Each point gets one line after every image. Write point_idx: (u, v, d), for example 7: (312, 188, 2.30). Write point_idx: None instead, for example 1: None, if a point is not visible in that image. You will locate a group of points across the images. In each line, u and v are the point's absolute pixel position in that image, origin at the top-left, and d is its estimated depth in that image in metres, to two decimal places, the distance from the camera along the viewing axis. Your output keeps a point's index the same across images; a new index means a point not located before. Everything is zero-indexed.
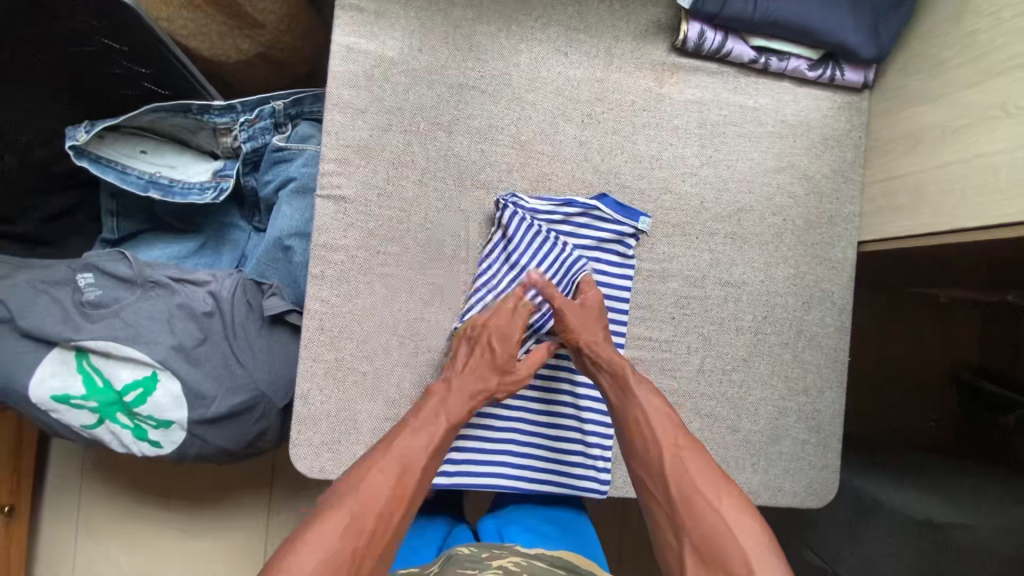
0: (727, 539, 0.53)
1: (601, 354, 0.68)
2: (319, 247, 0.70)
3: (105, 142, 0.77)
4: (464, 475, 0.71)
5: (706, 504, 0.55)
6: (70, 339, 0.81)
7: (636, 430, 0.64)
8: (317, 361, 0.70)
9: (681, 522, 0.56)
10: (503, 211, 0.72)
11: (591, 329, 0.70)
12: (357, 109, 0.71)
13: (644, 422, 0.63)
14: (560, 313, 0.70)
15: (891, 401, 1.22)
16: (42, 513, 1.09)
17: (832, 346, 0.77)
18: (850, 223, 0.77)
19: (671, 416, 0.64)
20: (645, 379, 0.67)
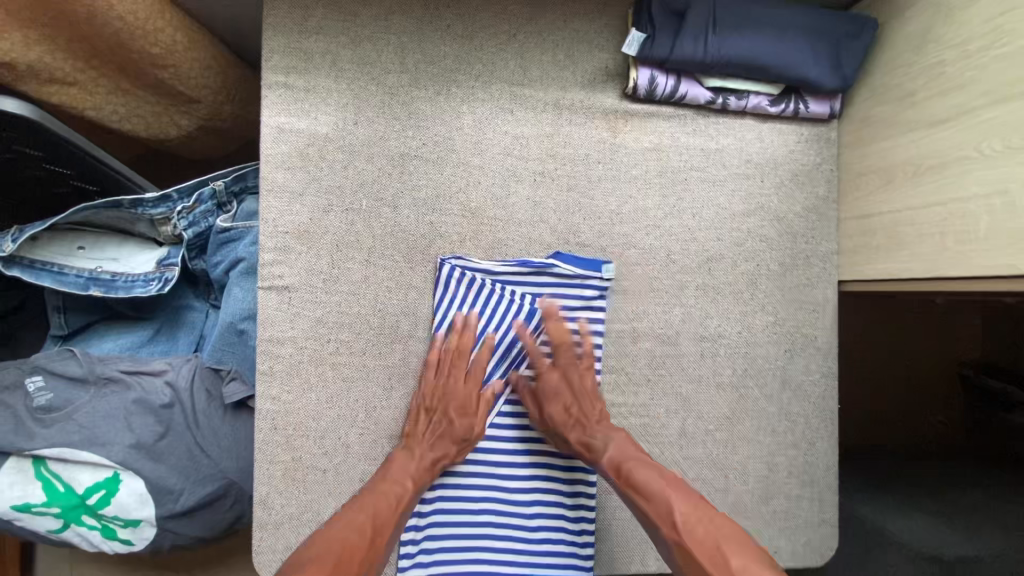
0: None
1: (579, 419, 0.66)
2: (265, 342, 0.66)
3: (39, 243, 0.73)
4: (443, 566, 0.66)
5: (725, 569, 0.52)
6: (25, 448, 0.78)
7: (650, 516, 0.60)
8: (274, 463, 0.66)
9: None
10: (442, 270, 0.68)
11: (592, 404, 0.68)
12: (294, 192, 0.67)
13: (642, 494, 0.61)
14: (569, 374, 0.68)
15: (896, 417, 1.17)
16: None
17: (820, 394, 0.73)
18: (828, 262, 0.73)
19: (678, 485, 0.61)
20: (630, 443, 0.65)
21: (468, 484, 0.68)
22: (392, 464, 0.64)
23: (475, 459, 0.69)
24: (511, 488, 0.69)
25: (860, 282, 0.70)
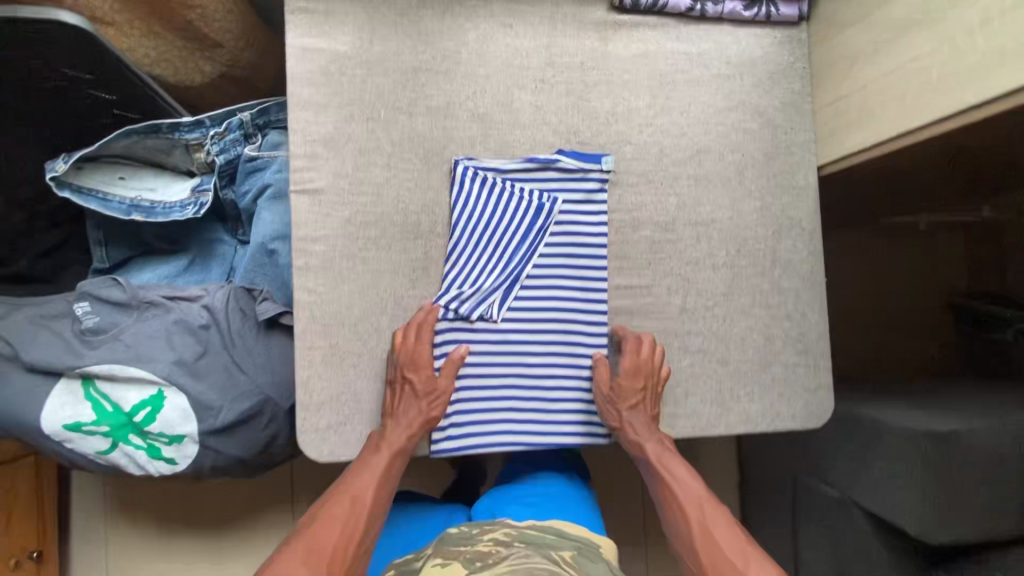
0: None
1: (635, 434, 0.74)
2: (299, 241, 0.73)
3: (84, 173, 0.80)
4: (470, 438, 0.74)
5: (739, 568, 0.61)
6: (74, 367, 0.83)
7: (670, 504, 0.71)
8: (313, 349, 0.72)
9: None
10: (457, 169, 0.75)
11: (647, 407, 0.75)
12: (318, 105, 0.74)
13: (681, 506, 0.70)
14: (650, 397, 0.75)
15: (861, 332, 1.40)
16: (74, 540, 1.31)
17: (808, 269, 0.79)
18: (806, 149, 0.80)
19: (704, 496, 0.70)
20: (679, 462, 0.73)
21: (491, 364, 0.75)
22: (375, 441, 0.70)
23: (498, 340, 0.75)
24: (530, 363, 0.76)
25: (836, 162, 0.78)
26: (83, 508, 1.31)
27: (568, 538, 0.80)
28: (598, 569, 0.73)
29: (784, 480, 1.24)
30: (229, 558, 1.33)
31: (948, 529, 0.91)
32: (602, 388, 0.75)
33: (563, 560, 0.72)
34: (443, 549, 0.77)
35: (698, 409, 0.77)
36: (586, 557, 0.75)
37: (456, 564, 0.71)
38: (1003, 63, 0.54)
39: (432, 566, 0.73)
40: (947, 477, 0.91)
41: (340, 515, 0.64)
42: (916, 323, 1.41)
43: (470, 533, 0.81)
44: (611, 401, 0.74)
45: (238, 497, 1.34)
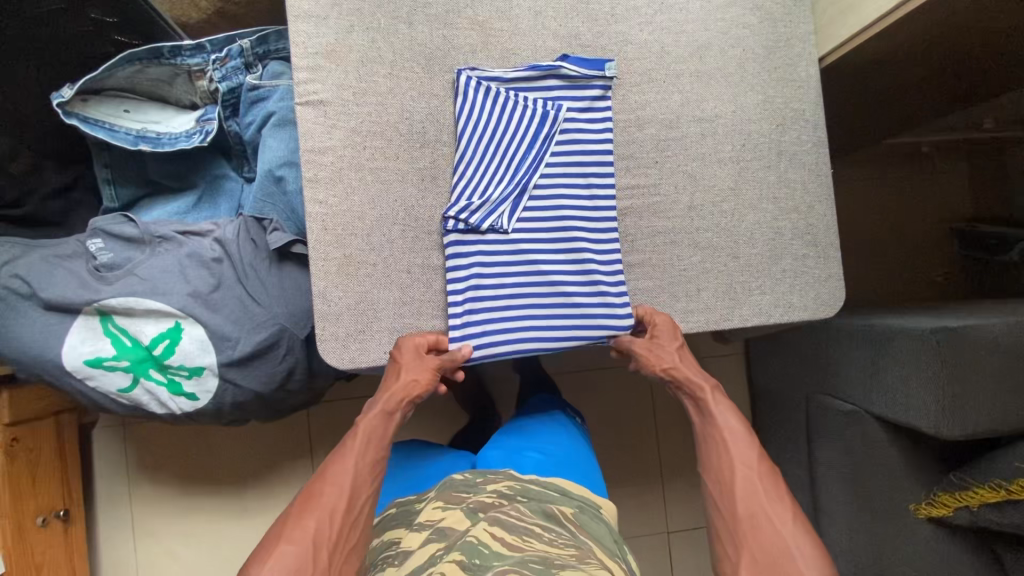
0: (787, 557, 0.57)
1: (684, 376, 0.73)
2: (307, 153, 0.73)
3: (89, 105, 0.81)
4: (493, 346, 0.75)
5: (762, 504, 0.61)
6: (91, 301, 0.84)
7: (716, 449, 0.67)
8: (328, 260, 0.73)
9: (743, 537, 0.60)
10: (459, 77, 0.75)
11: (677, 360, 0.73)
12: (318, 17, 0.74)
13: (720, 444, 0.67)
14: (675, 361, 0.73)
15: (867, 257, 1.41)
16: (98, 503, 1.32)
17: (813, 161, 0.80)
18: (806, 41, 0.80)
19: (746, 436, 0.67)
20: (723, 401, 0.70)
21: (507, 269, 0.76)
22: (362, 421, 0.68)
23: (511, 245, 0.76)
24: (544, 268, 0.76)
25: (836, 50, 0.79)
26: (107, 473, 1.33)
27: (572, 496, 0.82)
28: (598, 530, 0.77)
29: (797, 404, 1.25)
30: (252, 513, 1.34)
31: (964, 424, 0.92)
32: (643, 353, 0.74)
33: (567, 518, 0.76)
34: (447, 493, 0.78)
35: (711, 304, 0.78)
36: (588, 517, 0.79)
37: (458, 511, 0.73)
38: None
39: (435, 509, 0.75)
40: (962, 372, 0.91)
41: (331, 492, 0.61)
42: (921, 246, 1.42)
43: (473, 481, 0.82)
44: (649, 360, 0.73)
45: (258, 454, 1.35)
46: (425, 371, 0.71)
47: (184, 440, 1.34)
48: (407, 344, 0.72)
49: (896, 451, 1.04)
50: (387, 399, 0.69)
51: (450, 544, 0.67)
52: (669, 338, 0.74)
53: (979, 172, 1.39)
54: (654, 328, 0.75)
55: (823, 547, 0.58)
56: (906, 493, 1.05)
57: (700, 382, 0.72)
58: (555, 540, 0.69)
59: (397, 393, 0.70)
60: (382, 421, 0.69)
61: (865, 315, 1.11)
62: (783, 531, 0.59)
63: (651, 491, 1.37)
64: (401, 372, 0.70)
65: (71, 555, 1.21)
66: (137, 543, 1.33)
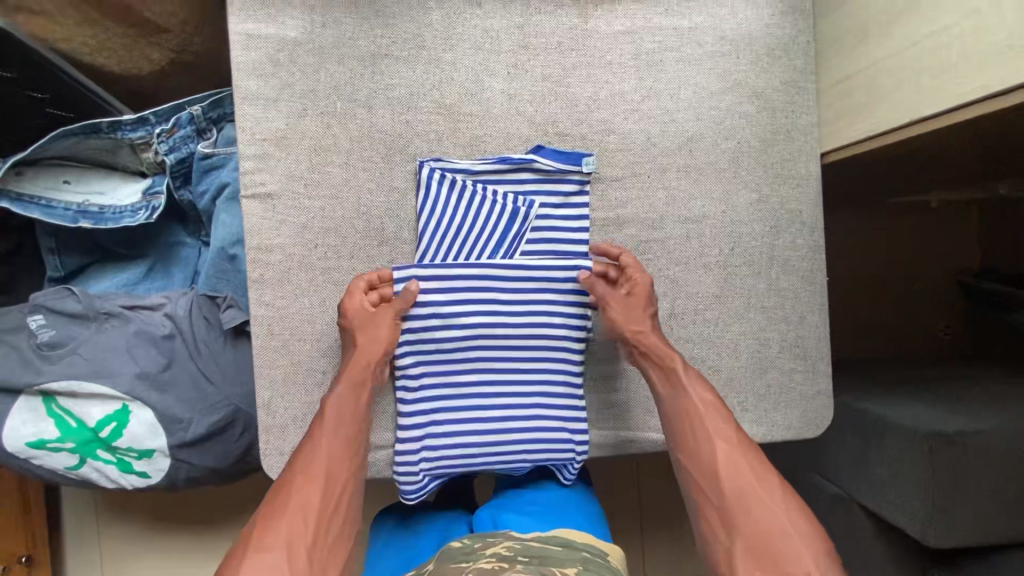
0: (778, 535, 0.55)
1: (653, 346, 0.68)
2: (254, 251, 0.67)
3: (25, 178, 0.74)
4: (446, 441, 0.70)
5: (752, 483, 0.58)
6: (32, 383, 0.80)
7: (691, 421, 0.64)
8: (274, 367, 0.68)
9: (735, 519, 0.57)
10: (420, 171, 0.68)
11: (637, 319, 0.68)
12: (268, 100, 0.67)
13: (696, 422, 0.64)
14: (620, 315, 0.68)
15: (867, 315, 1.35)
16: (65, 539, 1.31)
17: (808, 268, 0.73)
18: (809, 134, 0.73)
19: (718, 405, 0.65)
20: (695, 374, 0.67)
21: (470, 375, 0.70)
22: (327, 401, 0.64)
23: (472, 354, 0.70)
24: (508, 376, 0.71)
25: (841, 149, 0.71)
26: (76, 511, 1.31)
27: (577, 551, 0.75)
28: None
29: (783, 473, 1.20)
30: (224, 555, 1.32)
31: (952, 536, 0.87)
32: (607, 306, 0.69)
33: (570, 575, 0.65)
34: (445, 565, 0.69)
35: None
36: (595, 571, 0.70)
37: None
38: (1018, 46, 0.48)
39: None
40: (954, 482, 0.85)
41: (304, 486, 0.58)
42: (927, 306, 1.35)
43: (472, 547, 0.75)
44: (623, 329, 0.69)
45: (232, 496, 1.32)
46: (384, 326, 0.67)
47: None
48: (353, 300, 0.66)
49: (880, 544, 1.00)
50: (349, 370, 0.65)
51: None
52: (643, 302, 0.69)
53: (991, 231, 1.31)
54: (632, 286, 0.68)
55: (809, 514, 0.57)
56: None
57: (671, 356, 0.67)
58: None
59: (359, 359, 0.66)
60: (349, 393, 0.65)
61: (858, 396, 1.06)
62: (779, 512, 0.56)
63: None
64: (356, 337, 0.66)
65: None
66: None
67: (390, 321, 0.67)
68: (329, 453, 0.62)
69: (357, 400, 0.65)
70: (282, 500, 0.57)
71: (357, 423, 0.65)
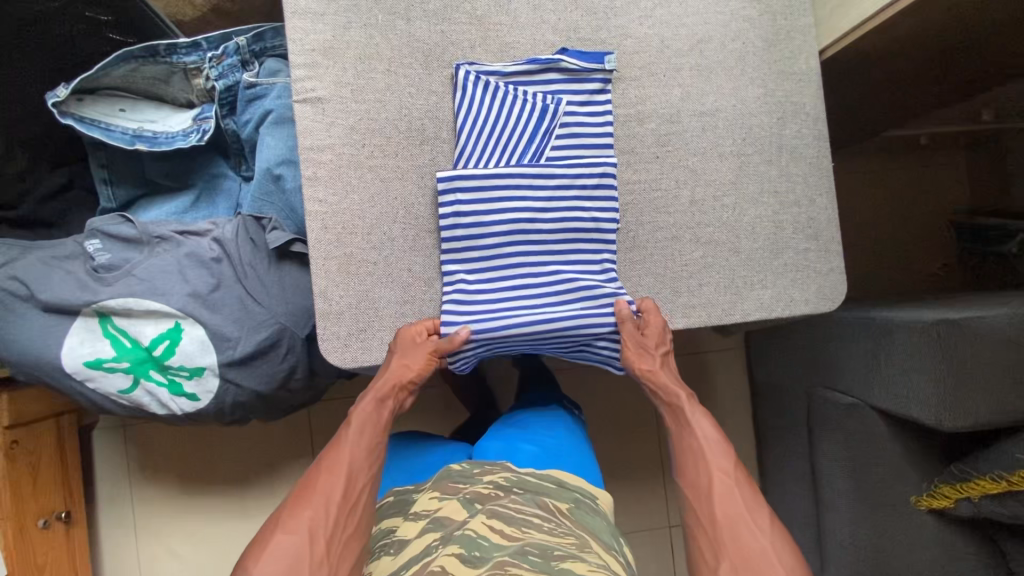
0: (764, 557, 0.58)
1: (659, 380, 0.75)
2: (306, 151, 0.73)
3: (85, 104, 0.80)
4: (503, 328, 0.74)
5: (741, 508, 0.62)
6: (90, 303, 0.84)
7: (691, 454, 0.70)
8: (328, 259, 0.73)
9: (721, 541, 0.61)
10: (457, 73, 0.74)
11: (649, 359, 0.75)
12: (315, 14, 0.73)
13: (698, 450, 0.69)
14: (627, 345, 0.75)
15: (868, 250, 1.40)
16: (99, 503, 1.32)
17: (814, 155, 0.79)
18: (807, 34, 0.80)
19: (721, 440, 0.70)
20: (699, 409, 0.73)
21: (518, 261, 0.75)
22: (355, 410, 0.71)
23: (515, 241, 0.75)
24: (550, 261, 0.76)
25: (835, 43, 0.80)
26: (108, 474, 1.32)
27: (567, 488, 0.81)
28: (593, 523, 0.76)
29: (798, 398, 1.24)
30: (255, 514, 1.34)
31: (967, 417, 0.92)
32: (628, 345, 0.75)
33: (562, 513, 0.73)
34: (443, 484, 0.78)
35: (714, 299, 0.78)
36: (584, 512, 0.77)
37: (455, 502, 0.73)
38: None
39: (430, 500, 0.75)
40: (963, 365, 0.91)
41: (328, 479, 0.64)
42: (925, 239, 1.41)
43: (470, 471, 0.81)
44: (637, 350, 0.75)
45: (260, 454, 1.35)
46: (419, 356, 0.72)
47: (182, 439, 1.34)
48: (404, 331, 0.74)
49: (895, 442, 1.04)
50: (379, 386, 0.72)
51: (445, 534, 0.67)
52: (658, 340, 0.75)
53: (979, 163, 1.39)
54: (646, 327, 0.75)
55: (800, 553, 0.59)
56: (908, 485, 1.05)
57: (674, 389, 0.75)
58: (554, 534, 0.67)
59: (390, 378, 0.72)
60: (375, 408, 0.72)
61: (865, 309, 1.11)
62: (763, 537, 0.60)
63: (656, 489, 1.35)
64: (393, 359, 0.72)
65: (74, 556, 1.22)
66: (138, 543, 1.33)
67: (426, 354, 0.72)
68: (354, 455, 0.67)
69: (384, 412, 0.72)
70: (309, 490, 0.63)
71: (379, 433, 0.70)
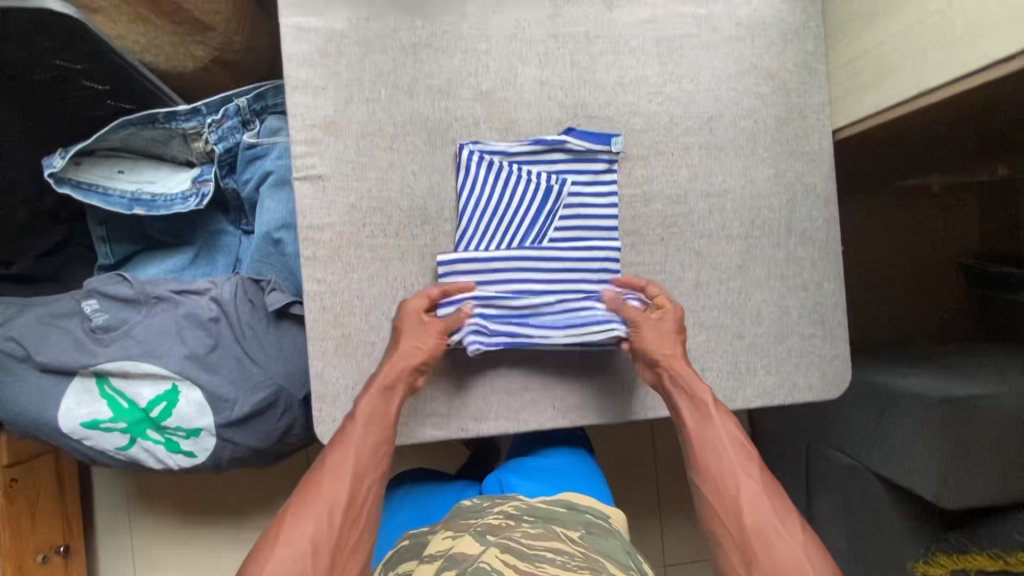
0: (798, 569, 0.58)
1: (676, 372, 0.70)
2: (305, 231, 0.71)
3: (83, 168, 0.79)
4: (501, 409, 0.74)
5: (770, 515, 0.61)
6: (88, 365, 0.83)
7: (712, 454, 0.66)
8: (325, 340, 0.72)
9: (752, 546, 0.60)
10: (461, 153, 0.73)
11: (669, 344, 0.70)
12: (317, 88, 0.71)
13: (718, 447, 0.66)
14: (637, 325, 0.71)
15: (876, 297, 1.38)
16: (98, 531, 1.33)
17: (824, 238, 0.78)
18: (821, 113, 0.78)
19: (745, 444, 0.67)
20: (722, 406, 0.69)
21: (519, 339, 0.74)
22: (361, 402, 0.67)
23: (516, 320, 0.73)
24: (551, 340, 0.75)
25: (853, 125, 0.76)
26: (107, 503, 1.33)
27: (578, 509, 0.80)
28: (608, 547, 0.71)
29: None
30: None
31: (963, 494, 0.92)
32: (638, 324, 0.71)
33: (574, 541, 0.69)
34: (455, 522, 0.76)
35: (716, 385, 0.76)
36: (596, 535, 0.73)
37: (468, 537, 0.68)
38: (1007, 26, 0.54)
39: (444, 540, 0.71)
40: None
41: (331, 484, 0.61)
42: (934, 286, 1.39)
43: (481, 506, 0.80)
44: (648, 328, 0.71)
45: (258, 486, 1.35)
46: (428, 337, 0.70)
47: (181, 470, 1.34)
48: (413, 305, 0.70)
49: (894, 508, 1.03)
50: (387, 373, 0.68)
51: (461, 570, 0.60)
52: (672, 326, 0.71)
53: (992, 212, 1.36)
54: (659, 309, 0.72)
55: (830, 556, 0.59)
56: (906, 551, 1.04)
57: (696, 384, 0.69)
58: (569, 564, 0.62)
59: (399, 363, 0.68)
60: (383, 400, 0.67)
61: (869, 370, 1.10)
62: (793, 542, 0.60)
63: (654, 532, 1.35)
64: (401, 340, 0.69)
65: None
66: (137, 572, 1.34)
67: (435, 334, 0.70)
68: (361, 456, 0.64)
69: (391, 403, 0.68)
70: (312, 498, 0.60)
71: (386, 425, 0.67)
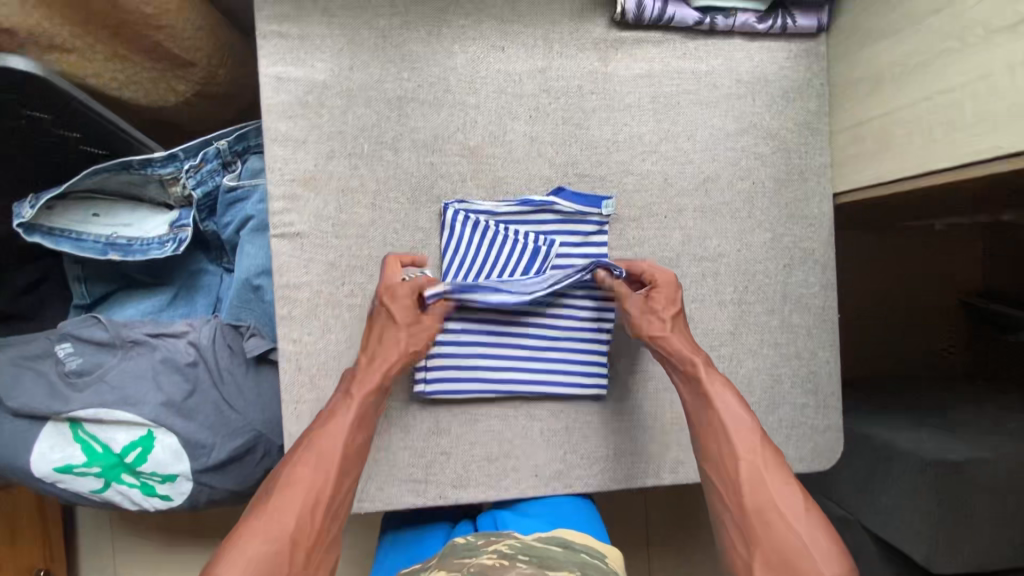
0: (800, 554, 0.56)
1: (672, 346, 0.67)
2: (282, 289, 0.69)
3: (55, 213, 0.77)
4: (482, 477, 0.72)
5: (769, 493, 0.59)
6: (61, 411, 0.81)
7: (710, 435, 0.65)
8: (300, 403, 0.69)
9: (753, 531, 0.58)
10: (446, 213, 0.70)
11: (660, 322, 0.68)
12: (297, 141, 0.68)
13: (720, 432, 0.64)
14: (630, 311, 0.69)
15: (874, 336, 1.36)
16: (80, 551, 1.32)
17: (820, 305, 0.75)
18: (822, 175, 0.75)
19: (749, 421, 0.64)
20: (720, 379, 0.66)
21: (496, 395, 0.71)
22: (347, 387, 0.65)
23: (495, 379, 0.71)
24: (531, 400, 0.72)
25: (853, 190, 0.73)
26: (91, 523, 1.32)
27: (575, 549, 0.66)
28: None
29: None
30: None
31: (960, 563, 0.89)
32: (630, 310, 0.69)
33: None
34: (448, 562, 0.63)
35: None
36: None
37: None
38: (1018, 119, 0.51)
39: None
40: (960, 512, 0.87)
41: (308, 470, 0.59)
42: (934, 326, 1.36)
43: (472, 543, 0.67)
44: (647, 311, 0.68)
45: None
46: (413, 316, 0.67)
47: None
48: (393, 280, 0.67)
49: None
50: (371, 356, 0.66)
51: None
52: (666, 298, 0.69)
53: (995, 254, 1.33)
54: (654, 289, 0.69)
55: (834, 535, 0.56)
56: None
57: (692, 358, 0.67)
58: None
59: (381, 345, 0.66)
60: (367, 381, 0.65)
61: (863, 421, 1.08)
62: (795, 521, 0.58)
63: None
64: (384, 322, 0.67)
65: None
66: None
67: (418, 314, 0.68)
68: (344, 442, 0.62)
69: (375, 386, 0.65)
70: (289, 485, 0.58)
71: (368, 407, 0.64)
